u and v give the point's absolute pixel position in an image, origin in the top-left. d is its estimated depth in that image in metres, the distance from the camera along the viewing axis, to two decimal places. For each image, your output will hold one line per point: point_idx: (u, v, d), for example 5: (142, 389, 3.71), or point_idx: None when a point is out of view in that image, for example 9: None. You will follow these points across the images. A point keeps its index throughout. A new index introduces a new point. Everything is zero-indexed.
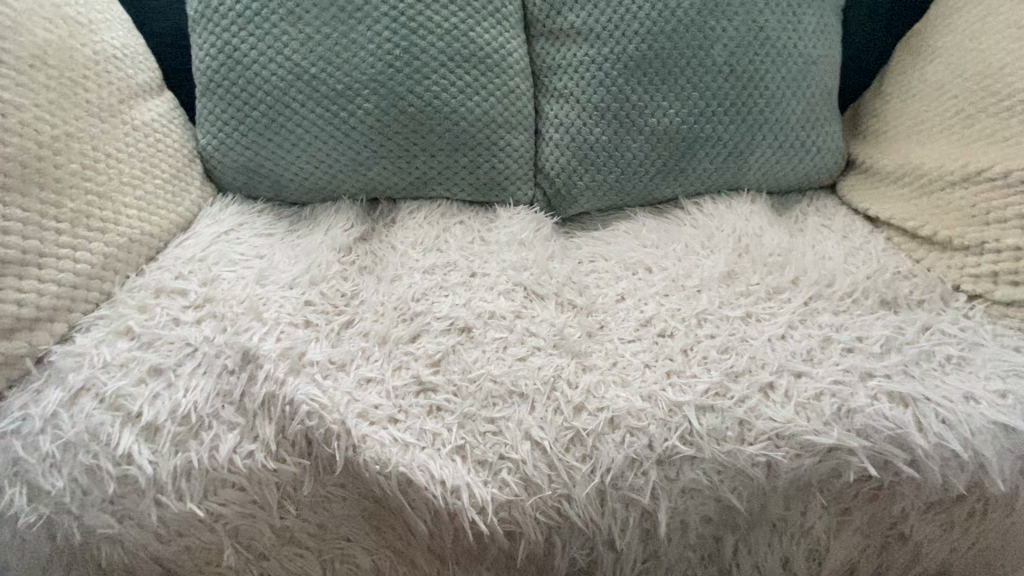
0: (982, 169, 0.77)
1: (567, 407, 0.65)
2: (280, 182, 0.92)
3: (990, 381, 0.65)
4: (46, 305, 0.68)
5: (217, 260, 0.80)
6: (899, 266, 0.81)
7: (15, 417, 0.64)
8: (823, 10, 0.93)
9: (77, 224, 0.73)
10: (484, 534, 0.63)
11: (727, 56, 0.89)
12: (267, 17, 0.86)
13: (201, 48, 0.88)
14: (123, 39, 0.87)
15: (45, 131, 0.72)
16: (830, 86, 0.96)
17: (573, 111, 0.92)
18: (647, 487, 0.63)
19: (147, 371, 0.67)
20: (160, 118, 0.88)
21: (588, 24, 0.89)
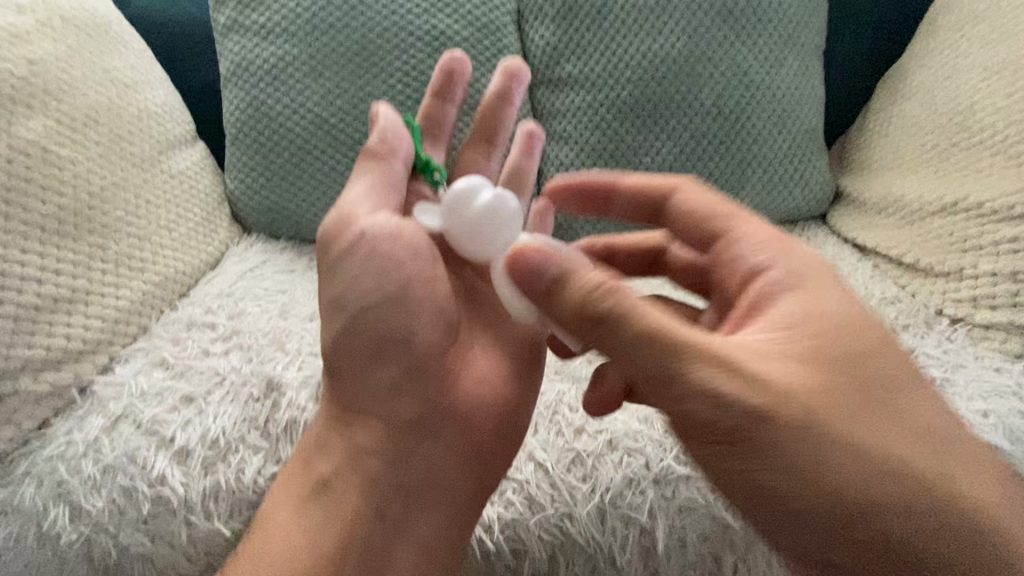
0: (958, 201, 0.83)
1: (567, 430, 0.70)
2: (301, 222, 0.99)
3: (973, 402, 0.69)
4: (91, 339, 0.75)
5: (244, 295, 0.87)
6: (884, 293, 0.85)
7: (60, 442, 0.69)
8: (804, 54, 1.00)
9: (120, 264, 0.80)
10: (491, 552, 0.67)
11: (714, 100, 0.96)
12: (291, 74, 0.94)
13: (231, 103, 0.97)
14: (162, 97, 0.96)
15: (94, 182, 0.80)
16: (814, 123, 1.02)
17: (572, 152, 0.99)
18: (645, 505, 0.66)
19: (179, 400, 0.73)
20: (193, 166, 0.97)
21: (584, 72, 0.97)
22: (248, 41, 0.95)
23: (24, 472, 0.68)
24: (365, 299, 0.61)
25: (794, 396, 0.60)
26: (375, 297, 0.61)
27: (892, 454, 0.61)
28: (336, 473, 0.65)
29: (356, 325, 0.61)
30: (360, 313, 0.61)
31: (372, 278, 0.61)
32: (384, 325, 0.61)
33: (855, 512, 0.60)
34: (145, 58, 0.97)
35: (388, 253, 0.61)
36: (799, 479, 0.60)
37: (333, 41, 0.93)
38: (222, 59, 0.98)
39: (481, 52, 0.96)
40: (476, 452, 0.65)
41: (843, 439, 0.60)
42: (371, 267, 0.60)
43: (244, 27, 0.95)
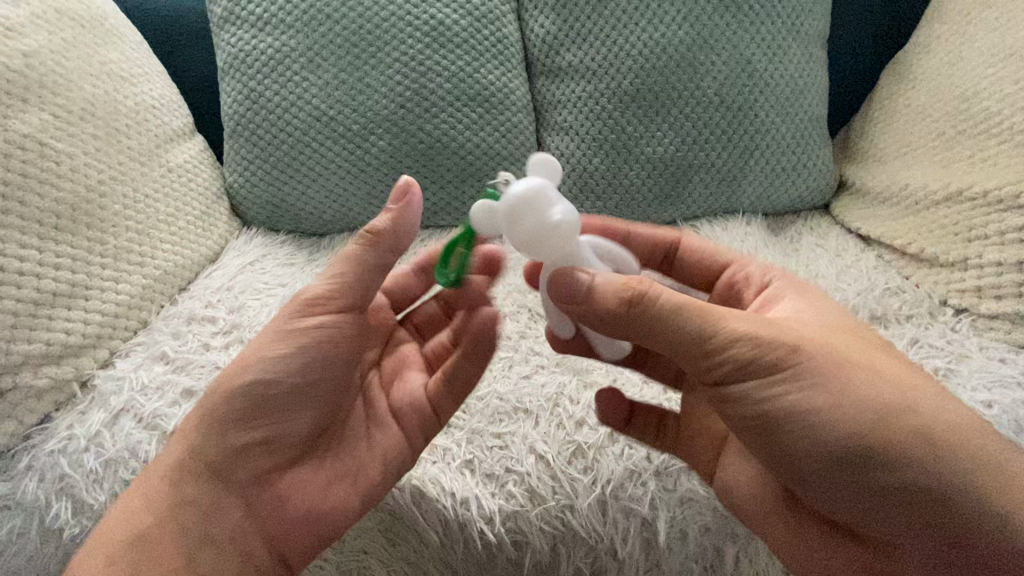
0: (964, 189, 0.81)
1: (568, 422, 0.70)
2: (301, 215, 0.99)
3: (977, 392, 0.68)
4: (91, 333, 0.75)
5: (244, 289, 0.87)
6: (888, 283, 0.84)
7: (62, 437, 0.69)
8: (807, 41, 0.98)
9: (119, 258, 0.80)
10: (493, 544, 0.67)
11: (716, 88, 0.94)
12: (289, 66, 0.93)
13: (229, 95, 0.97)
14: (159, 90, 0.95)
15: (92, 176, 0.79)
16: (819, 112, 1.01)
17: (572, 143, 0.98)
18: (646, 497, 0.66)
19: (180, 394, 0.73)
20: (192, 160, 0.96)
21: (584, 62, 0.96)
22: (245, 32, 0.94)
23: (27, 466, 0.68)
24: (263, 360, 0.60)
25: (830, 344, 0.59)
26: (281, 362, 0.59)
27: (937, 420, 0.57)
28: (157, 524, 0.57)
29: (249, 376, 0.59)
30: (264, 367, 0.59)
31: (290, 349, 0.60)
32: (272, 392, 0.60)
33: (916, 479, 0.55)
34: (142, 51, 0.96)
35: (316, 336, 0.60)
36: (845, 436, 0.55)
37: (331, 32, 0.92)
38: (219, 51, 0.97)
39: (480, 41, 0.95)
40: (318, 528, 0.62)
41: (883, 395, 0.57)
42: (297, 335, 0.60)
43: (240, 18, 0.94)
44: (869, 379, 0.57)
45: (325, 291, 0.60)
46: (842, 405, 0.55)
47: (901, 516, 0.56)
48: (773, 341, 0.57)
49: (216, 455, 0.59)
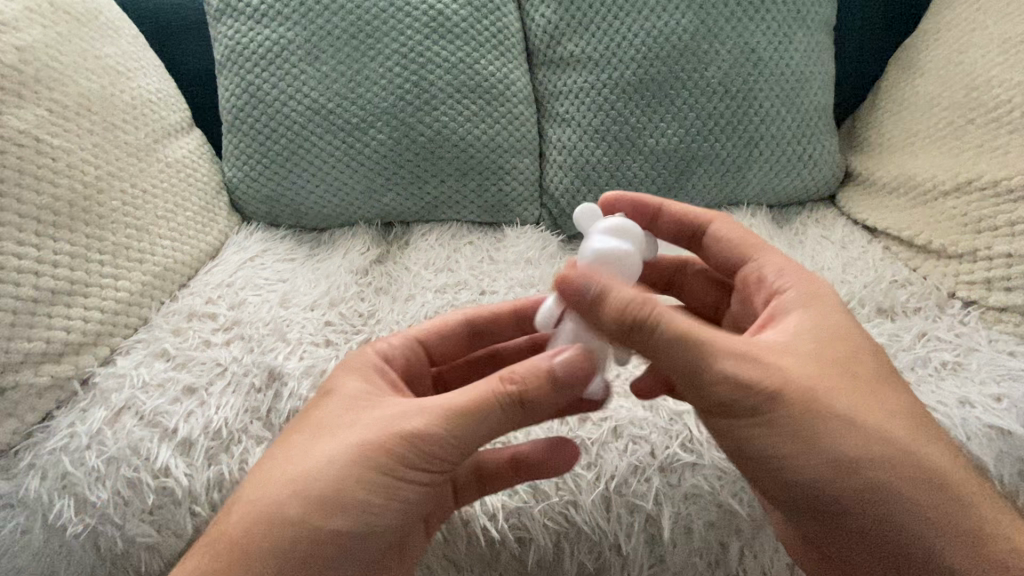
0: (973, 179, 0.80)
1: (571, 418, 0.69)
2: (300, 210, 0.98)
3: (985, 386, 0.67)
4: (91, 331, 0.75)
5: (244, 285, 0.86)
6: (895, 275, 0.83)
7: (64, 434, 0.69)
8: (814, 29, 0.97)
9: (118, 255, 0.79)
10: (496, 540, 0.67)
11: (721, 78, 0.93)
12: (287, 58, 0.92)
13: (226, 89, 0.95)
14: (156, 84, 0.94)
15: (89, 172, 0.79)
16: (824, 101, 0.99)
17: (574, 135, 0.97)
18: (650, 493, 0.65)
19: (181, 391, 0.72)
20: (190, 155, 0.95)
21: (586, 52, 0.94)
22: (241, 25, 0.93)
23: (29, 464, 0.68)
24: (352, 507, 0.50)
25: (814, 391, 0.50)
26: (372, 514, 0.50)
27: (910, 458, 0.51)
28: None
29: (333, 521, 0.49)
30: (353, 510, 0.50)
31: (388, 502, 0.51)
32: (351, 548, 0.50)
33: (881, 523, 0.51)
34: (138, 44, 0.95)
35: (424, 491, 0.52)
36: (816, 484, 0.50)
37: (329, 23, 0.91)
38: (215, 43, 0.96)
39: (480, 31, 0.93)
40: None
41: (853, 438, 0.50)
42: (396, 486, 0.50)
43: (237, 10, 0.93)
44: (846, 423, 0.50)
45: (445, 446, 0.50)
46: (806, 459, 0.50)
47: (867, 551, 0.52)
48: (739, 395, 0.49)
49: (304, 546, 0.49)
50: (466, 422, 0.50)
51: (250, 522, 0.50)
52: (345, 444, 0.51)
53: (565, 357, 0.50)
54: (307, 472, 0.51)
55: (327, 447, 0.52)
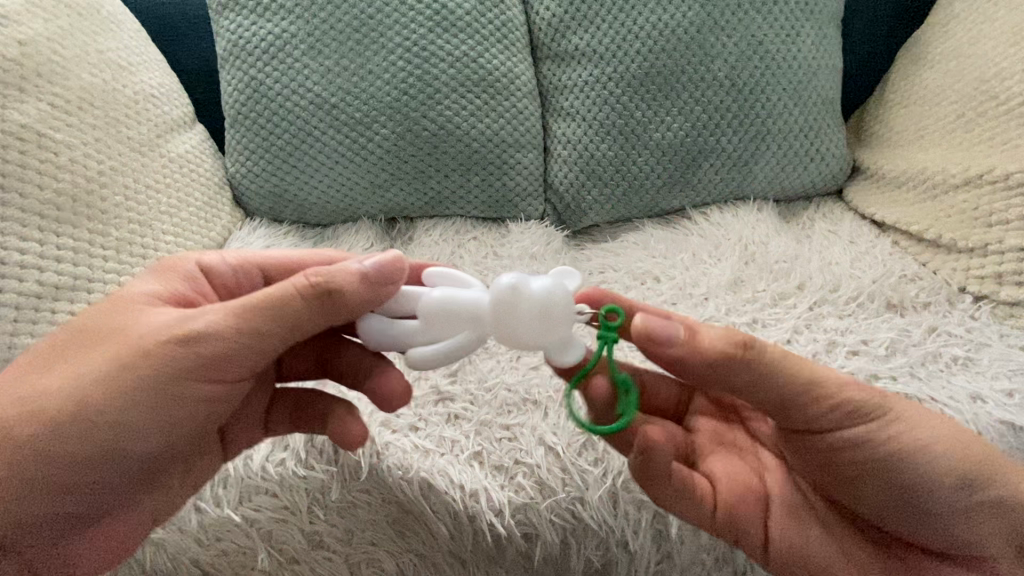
0: (984, 172, 0.79)
1: (578, 413, 0.69)
2: (303, 206, 0.97)
3: (996, 381, 0.67)
4: None
5: None
6: (904, 270, 0.82)
7: None
8: (821, 22, 0.95)
9: (121, 250, 0.79)
10: (502, 536, 0.66)
11: (727, 71, 0.92)
12: (290, 52, 0.91)
13: (229, 84, 0.95)
14: (158, 79, 0.94)
15: (92, 166, 0.78)
16: (832, 95, 0.98)
17: (580, 129, 0.96)
18: None
19: None
20: (192, 150, 0.95)
21: (591, 45, 0.93)
22: (243, 19, 0.92)
23: None
24: (116, 408, 0.52)
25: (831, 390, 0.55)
26: (137, 420, 0.52)
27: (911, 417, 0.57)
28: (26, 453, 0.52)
29: (95, 418, 0.52)
30: (109, 410, 0.52)
31: (163, 410, 0.53)
32: (110, 448, 0.53)
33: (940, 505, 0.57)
34: (141, 38, 0.94)
35: (192, 399, 0.53)
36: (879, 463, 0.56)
37: (332, 18, 0.90)
38: (218, 38, 0.95)
39: (484, 25, 0.92)
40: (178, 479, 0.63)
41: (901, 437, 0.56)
42: (172, 395, 0.53)
43: (240, 4, 0.92)
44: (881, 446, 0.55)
45: (225, 347, 0.52)
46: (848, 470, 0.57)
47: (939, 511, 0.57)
48: (854, 441, 0.55)
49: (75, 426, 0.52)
50: (246, 321, 0.52)
51: (30, 411, 0.53)
52: (120, 347, 0.53)
53: (379, 261, 0.54)
54: (78, 377, 0.53)
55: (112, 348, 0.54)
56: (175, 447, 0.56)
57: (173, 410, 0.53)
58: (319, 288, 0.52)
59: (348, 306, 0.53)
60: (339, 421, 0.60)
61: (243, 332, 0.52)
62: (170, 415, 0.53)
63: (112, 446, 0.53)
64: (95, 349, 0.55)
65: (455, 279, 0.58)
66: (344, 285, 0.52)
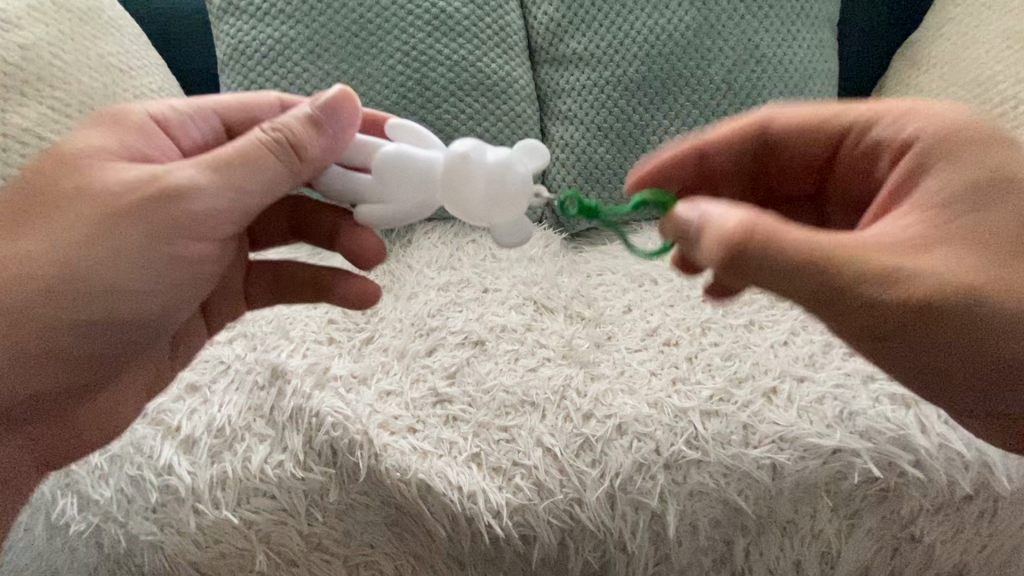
0: None
1: (576, 415, 0.69)
2: None
3: None
4: None
5: None
6: None
7: None
8: (816, 26, 0.96)
9: None
10: (500, 538, 0.66)
11: (724, 75, 0.92)
12: (289, 57, 0.92)
13: (228, 88, 0.95)
14: (159, 83, 0.93)
15: None
16: (829, 98, 0.99)
17: (578, 132, 0.96)
18: (655, 490, 0.65)
19: (185, 389, 0.73)
20: None
21: (589, 49, 0.94)
22: (244, 24, 0.93)
23: None
24: (108, 264, 0.54)
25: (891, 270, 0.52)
26: (132, 274, 0.55)
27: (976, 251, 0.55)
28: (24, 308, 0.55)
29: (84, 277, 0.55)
30: (100, 263, 0.54)
31: (151, 265, 0.55)
32: (109, 310, 0.56)
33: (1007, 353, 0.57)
34: (141, 43, 0.94)
35: (185, 257, 0.56)
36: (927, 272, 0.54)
37: (331, 22, 0.91)
38: (218, 43, 0.95)
39: (483, 30, 0.93)
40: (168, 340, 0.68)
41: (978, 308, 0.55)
42: (165, 251, 0.55)
43: (239, 9, 0.93)
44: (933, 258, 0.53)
45: (202, 204, 0.54)
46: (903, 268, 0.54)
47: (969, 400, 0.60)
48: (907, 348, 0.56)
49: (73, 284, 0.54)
50: (224, 175, 0.53)
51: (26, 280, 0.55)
52: (94, 207, 0.54)
53: (330, 97, 0.55)
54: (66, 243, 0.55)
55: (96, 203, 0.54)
56: (173, 310, 0.60)
57: (160, 265, 0.55)
58: (279, 138, 0.54)
59: (309, 154, 0.55)
60: (345, 283, 0.69)
61: (215, 184, 0.54)
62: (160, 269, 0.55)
63: (118, 311, 0.56)
64: (79, 218, 0.55)
65: (422, 137, 0.57)
66: (301, 136, 0.54)
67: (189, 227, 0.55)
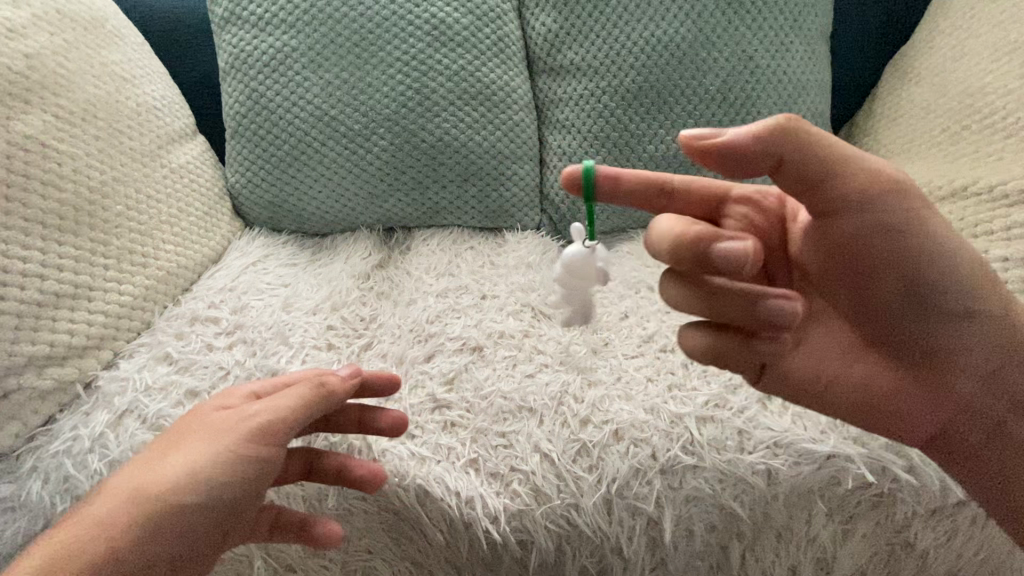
0: (968, 184, 0.80)
1: (573, 420, 0.69)
2: (302, 216, 0.98)
3: None
4: (94, 335, 0.75)
5: (246, 289, 0.86)
6: None
7: (66, 437, 0.70)
8: (809, 38, 0.98)
9: (122, 259, 0.80)
10: (497, 543, 0.67)
11: (719, 86, 0.94)
12: (291, 65, 0.93)
13: (230, 96, 0.96)
14: (160, 91, 0.95)
15: (94, 177, 0.80)
16: (822, 108, 1.00)
17: (575, 142, 0.98)
18: (651, 495, 0.66)
19: (183, 395, 0.73)
20: (193, 160, 0.96)
21: (586, 60, 0.95)
22: (245, 33, 0.94)
23: (32, 466, 0.69)
24: (195, 476, 0.54)
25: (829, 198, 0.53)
26: (216, 486, 0.55)
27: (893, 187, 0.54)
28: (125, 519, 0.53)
29: (180, 501, 0.54)
30: (213, 471, 0.55)
31: (230, 478, 0.55)
32: (205, 503, 0.55)
33: (1007, 362, 0.59)
34: (143, 52, 0.95)
35: (265, 459, 0.57)
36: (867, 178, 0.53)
37: (332, 31, 0.92)
38: (220, 51, 0.97)
39: (482, 40, 0.94)
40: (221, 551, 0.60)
41: (976, 313, 0.58)
42: (247, 456, 0.56)
43: (241, 18, 0.94)
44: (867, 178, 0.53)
45: (278, 428, 0.57)
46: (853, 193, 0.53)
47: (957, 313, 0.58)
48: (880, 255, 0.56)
49: (160, 504, 0.53)
50: (299, 404, 0.59)
51: (82, 535, 0.52)
52: (206, 435, 0.57)
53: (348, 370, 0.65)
54: (141, 475, 0.55)
55: (189, 443, 0.56)
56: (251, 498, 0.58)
57: (229, 479, 0.55)
58: (319, 379, 0.61)
59: (343, 395, 0.62)
60: (354, 464, 0.64)
61: (280, 407, 0.58)
62: (234, 480, 0.55)
63: (198, 514, 0.54)
64: (163, 452, 0.57)
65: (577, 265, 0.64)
66: (336, 380, 0.62)
67: (260, 444, 0.57)
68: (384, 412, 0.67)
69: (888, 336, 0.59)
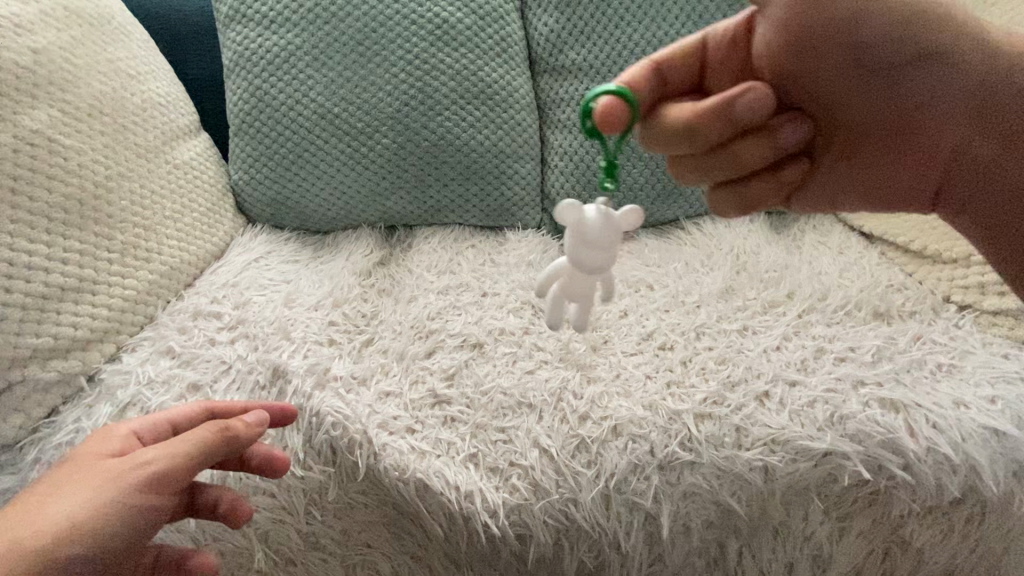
0: None
1: (572, 416, 0.70)
2: (305, 213, 0.99)
3: (980, 388, 0.69)
4: (98, 328, 0.76)
5: (248, 285, 0.86)
6: (891, 280, 0.83)
7: (70, 429, 0.71)
8: None
9: (126, 254, 0.81)
10: (496, 537, 0.67)
11: None
12: (294, 63, 0.94)
13: (234, 93, 0.97)
14: (166, 88, 0.95)
15: (99, 172, 0.80)
16: None
17: (577, 141, 0.99)
18: (649, 491, 0.66)
19: (186, 388, 0.74)
20: (198, 157, 0.96)
21: (588, 60, 0.96)
22: (250, 31, 0.95)
23: (36, 458, 0.70)
24: (81, 525, 0.52)
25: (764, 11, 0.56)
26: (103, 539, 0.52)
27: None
28: None
29: (65, 557, 0.51)
30: (100, 522, 0.52)
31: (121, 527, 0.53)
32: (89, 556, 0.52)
33: (978, 83, 0.59)
34: (149, 48, 0.96)
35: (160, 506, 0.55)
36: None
37: (336, 30, 0.93)
38: (225, 49, 0.97)
39: (484, 40, 0.95)
40: None
41: (932, 61, 0.58)
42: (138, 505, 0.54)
43: (245, 16, 0.95)
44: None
45: (172, 475, 0.56)
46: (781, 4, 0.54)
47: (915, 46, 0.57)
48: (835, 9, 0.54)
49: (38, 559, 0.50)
50: (195, 450, 0.57)
51: None
52: (93, 481, 0.54)
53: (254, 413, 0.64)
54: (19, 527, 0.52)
55: (74, 491, 0.54)
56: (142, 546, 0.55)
57: (123, 525, 0.53)
58: (223, 425, 0.60)
59: (247, 440, 0.61)
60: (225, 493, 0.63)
61: (181, 455, 0.57)
62: (129, 530, 0.54)
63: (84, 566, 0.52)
64: (49, 499, 0.54)
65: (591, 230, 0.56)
66: (241, 425, 0.61)
67: (155, 491, 0.55)
68: (267, 448, 0.66)
69: (872, 136, 0.60)
